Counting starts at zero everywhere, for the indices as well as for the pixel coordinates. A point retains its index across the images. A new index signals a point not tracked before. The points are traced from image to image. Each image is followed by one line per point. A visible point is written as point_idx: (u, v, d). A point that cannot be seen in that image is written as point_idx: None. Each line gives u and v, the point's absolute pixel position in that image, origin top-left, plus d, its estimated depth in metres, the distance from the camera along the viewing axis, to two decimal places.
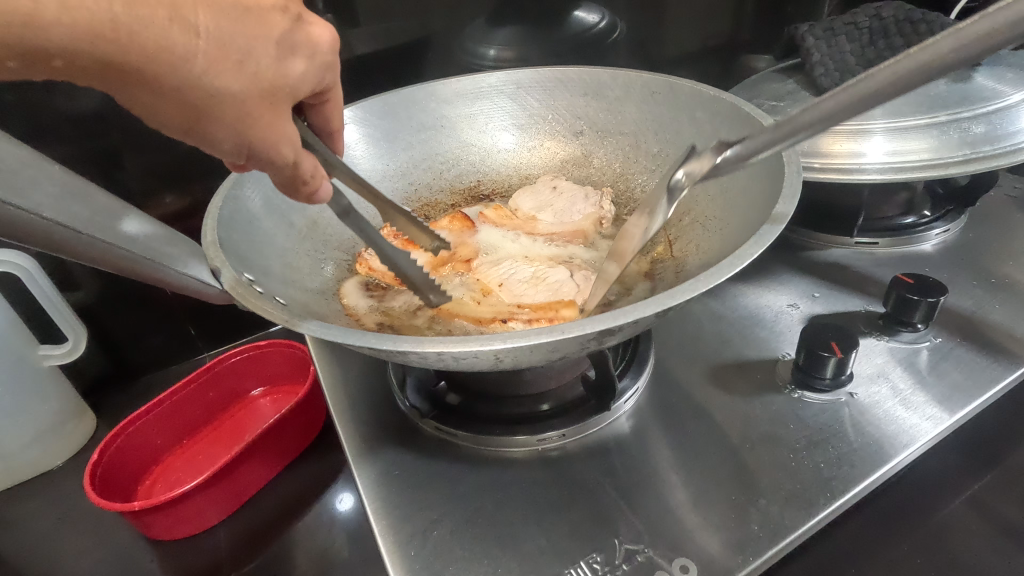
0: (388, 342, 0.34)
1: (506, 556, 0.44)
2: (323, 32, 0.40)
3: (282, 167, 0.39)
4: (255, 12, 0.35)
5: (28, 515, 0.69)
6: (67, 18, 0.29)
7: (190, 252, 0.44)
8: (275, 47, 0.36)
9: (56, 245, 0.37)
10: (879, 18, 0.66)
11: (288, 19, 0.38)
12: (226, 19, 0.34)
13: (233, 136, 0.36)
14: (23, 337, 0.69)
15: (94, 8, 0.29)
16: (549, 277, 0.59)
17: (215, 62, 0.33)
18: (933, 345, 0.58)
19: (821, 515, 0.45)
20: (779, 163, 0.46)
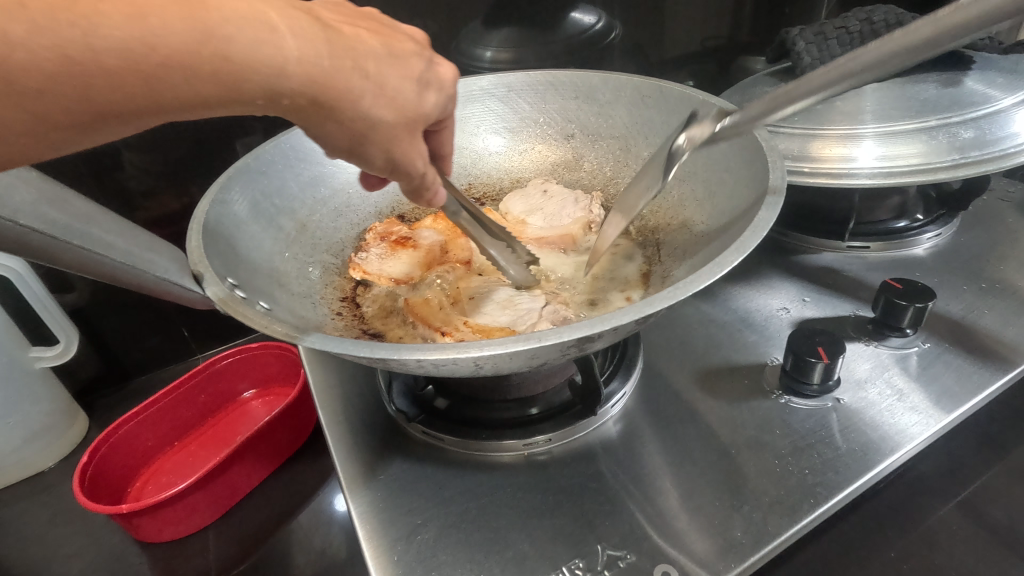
0: (366, 349, 0.34)
1: (489, 561, 0.44)
2: (447, 70, 0.41)
3: (414, 180, 0.42)
4: (401, 56, 0.37)
5: (17, 515, 0.69)
6: (294, 69, 0.31)
7: (171, 255, 0.44)
8: (415, 82, 0.38)
9: (32, 251, 0.37)
10: (870, 22, 0.65)
11: (423, 60, 0.39)
12: (388, 62, 0.36)
13: (382, 153, 0.39)
14: (15, 339, 0.69)
15: (310, 59, 0.32)
16: (520, 301, 0.55)
17: (380, 99, 0.36)
18: (922, 350, 0.58)
19: (806, 522, 0.45)
20: (765, 180, 0.46)
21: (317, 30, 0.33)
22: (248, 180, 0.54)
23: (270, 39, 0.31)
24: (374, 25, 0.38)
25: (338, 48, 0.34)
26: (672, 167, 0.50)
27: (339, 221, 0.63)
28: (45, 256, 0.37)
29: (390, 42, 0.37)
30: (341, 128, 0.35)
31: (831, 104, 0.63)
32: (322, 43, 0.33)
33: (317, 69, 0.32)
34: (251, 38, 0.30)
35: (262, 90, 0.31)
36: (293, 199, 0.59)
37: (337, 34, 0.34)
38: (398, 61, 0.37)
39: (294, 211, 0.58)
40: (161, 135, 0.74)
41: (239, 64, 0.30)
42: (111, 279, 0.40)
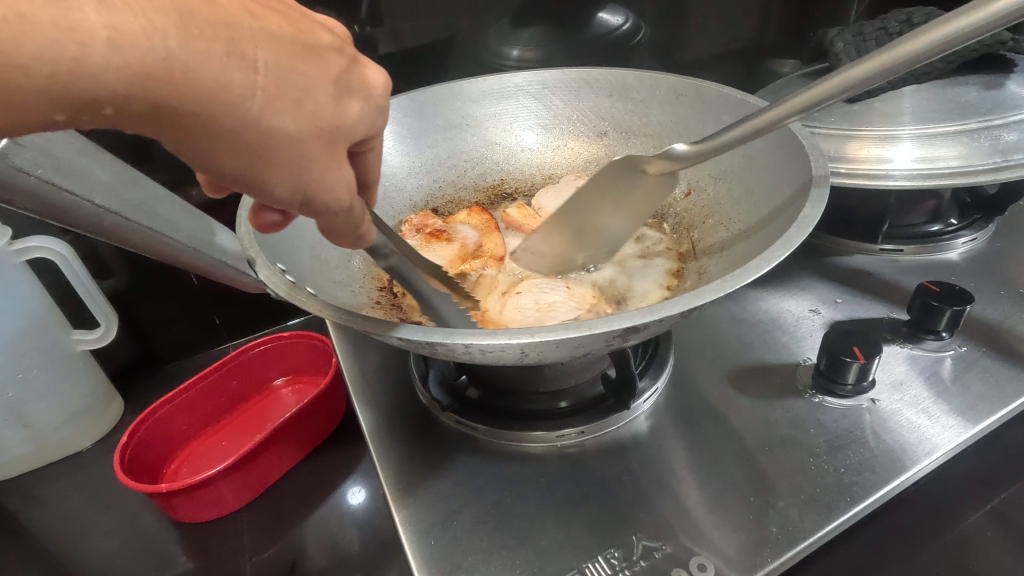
0: (419, 333, 0.35)
1: (525, 549, 0.45)
2: (378, 75, 0.36)
3: (338, 212, 0.35)
4: (313, 55, 0.32)
5: (57, 494, 0.71)
6: (114, 65, 0.25)
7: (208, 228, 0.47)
8: (332, 85, 0.33)
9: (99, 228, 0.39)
10: (910, 23, 0.65)
11: (344, 59, 0.34)
12: (291, 64, 0.31)
13: (292, 184, 0.32)
14: (57, 320, 0.71)
15: (161, 71, 0.26)
16: (553, 311, 0.53)
17: (291, 119, 0.31)
18: (958, 353, 0.57)
19: (841, 520, 0.45)
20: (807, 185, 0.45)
21: (194, 44, 0.27)
22: None
23: (238, 72, 0.29)
24: (281, 15, 0.32)
25: (310, 72, 0.32)
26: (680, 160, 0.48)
27: None
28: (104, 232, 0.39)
29: (303, 46, 0.32)
30: (281, 185, 0.32)
31: (870, 106, 0.63)
32: (284, 69, 0.30)
33: (286, 112, 0.31)
34: (223, 79, 0.28)
35: (68, 103, 0.26)
36: None
37: (205, 22, 0.28)
38: (354, 87, 0.34)
39: None
40: None
41: (217, 108, 0.28)
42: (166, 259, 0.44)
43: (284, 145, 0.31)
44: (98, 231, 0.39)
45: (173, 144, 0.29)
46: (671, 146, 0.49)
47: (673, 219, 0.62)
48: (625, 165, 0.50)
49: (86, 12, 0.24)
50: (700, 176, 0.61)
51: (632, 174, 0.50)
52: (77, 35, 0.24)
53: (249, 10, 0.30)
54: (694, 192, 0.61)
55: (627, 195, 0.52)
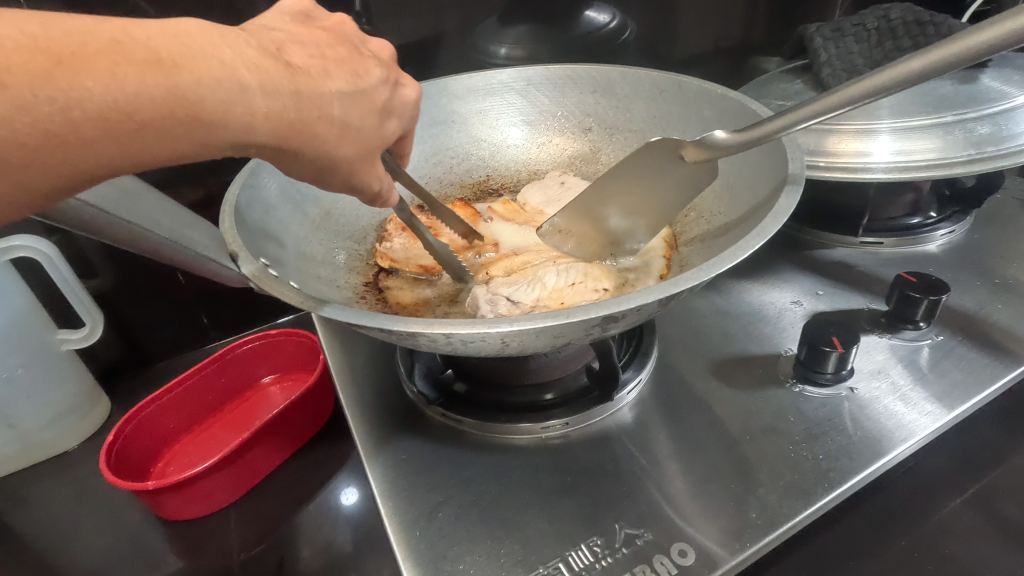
0: (399, 323, 0.36)
1: (510, 539, 0.45)
2: (410, 91, 0.43)
3: (371, 195, 0.42)
4: (369, 92, 0.38)
5: (43, 494, 0.71)
6: (266, 121, 0.32)
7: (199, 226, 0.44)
8: (379, 113, 0.39)
9: (87, 226, 0.37)
10: (887, 19, 0.66)
11: (387, 87, 0.40)
12: (355, 101, 0.37)
13: (344, 185, 0.40)
14: (42, 321, 0.71)
15: (288, 114, 0.33)
16: (540, 276, 0.55)
17: (352, 148, 0.37)
18: (935, 342, 0.58)
19: (819, 505, 0.46)
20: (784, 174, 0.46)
21: (289, 88, 0.33)
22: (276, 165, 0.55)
23: (323, 121, 0.35)
24: (341, 51, 0.38)
25: (366, 110, 0.38)
26: (712, 151, 0.47)
27: (361, 210, 0.64)
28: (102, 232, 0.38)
29: (359, 81, 0.37)
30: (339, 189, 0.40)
31: None
32: (353, 113, 0.37)
33: (353, 145, 0.37)
34: (315, 129, 0.35)
35: (229, 143, 0.32)
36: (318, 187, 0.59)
37: (306, 79, 0.34)
38: (394, 110, 0.41)
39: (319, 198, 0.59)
40: None
41: (312, 147, 0.35)
42: (176, 259, 0.42)
43: (345, 169, 0.38)
44: (79, 225, 0.36)
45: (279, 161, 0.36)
46: (710, 133, 0.47)
47: None
48: (667, 148, 0.49)
49: (253, 97, 0.31)
50: None
51: (671, 159, 0.49)
52: (247, 108, 0.31)
53: (324, 63, 0.36)
54: None
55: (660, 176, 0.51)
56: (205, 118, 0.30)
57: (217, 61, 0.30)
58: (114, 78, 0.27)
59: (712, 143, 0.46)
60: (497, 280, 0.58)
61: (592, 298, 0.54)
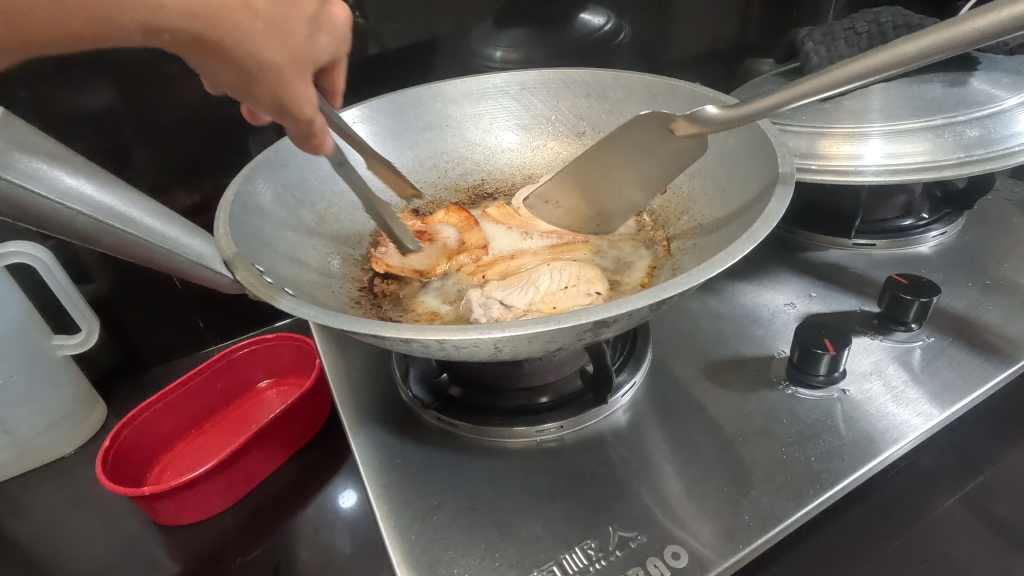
0: (393, 330, 0.36)
1: (504, 542, 0.46)
2: (342, 14, 0.43)
3: (304, 127, 0.41)
4: None
5: (39, 500, 0.71)
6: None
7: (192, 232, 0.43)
8: (307, 24, 0.40)
9: (79, 233, 0.37)
10: (878, 23, 0.66)
11: (316, 2, 0.41)
12: (277, 2, 0.38)
13: (272, 102, 0.40)
14: (37, 327, 0.71)
15: None
16: (533, 278, 0.56)
17: (272, 46, 0.38)
18: (926, 343, 0.59)
19: (811, 506, 0.46)
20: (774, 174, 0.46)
21: None
22: (271, 171, 0.55)
23: (240, 10, 0.36)
24: None
25: (289, 13, 0.39)
26: (700, 125, 0.49)
27: (356, 214, 0.64)
28: (94, 239, 0.37)
29: None
30: (265, 102, 0.39)
31: (840, 104, 0.64)
32: (274, 15, 0.38)
33: (277, 47, 0.38)
34: (229, 17, 0.36)
35: (138, 24, 0.34)
36: (313, 192, 0.60)
37: None
38: (322, 24, 0.42)
39: (313, 203, 0.59)
40: (178, 131, 0.75)
41: (231, 39, 0.36)
42: (169, 266, 0.41)
43: (270, 75, 0.38)
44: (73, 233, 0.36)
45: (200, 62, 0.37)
46: (702, 108, 0.49)
47: (651, 216, 0.63)
48: (657, 122, 0.52)
49: None
50: None
51: (661, 131, 0.52)
52: None
53: None
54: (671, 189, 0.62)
55: (645, 148, 0.54)
56: (111, 3, 0.32)
57: None
58: None
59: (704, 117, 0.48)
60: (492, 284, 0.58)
61: (585, 301, 0.54)
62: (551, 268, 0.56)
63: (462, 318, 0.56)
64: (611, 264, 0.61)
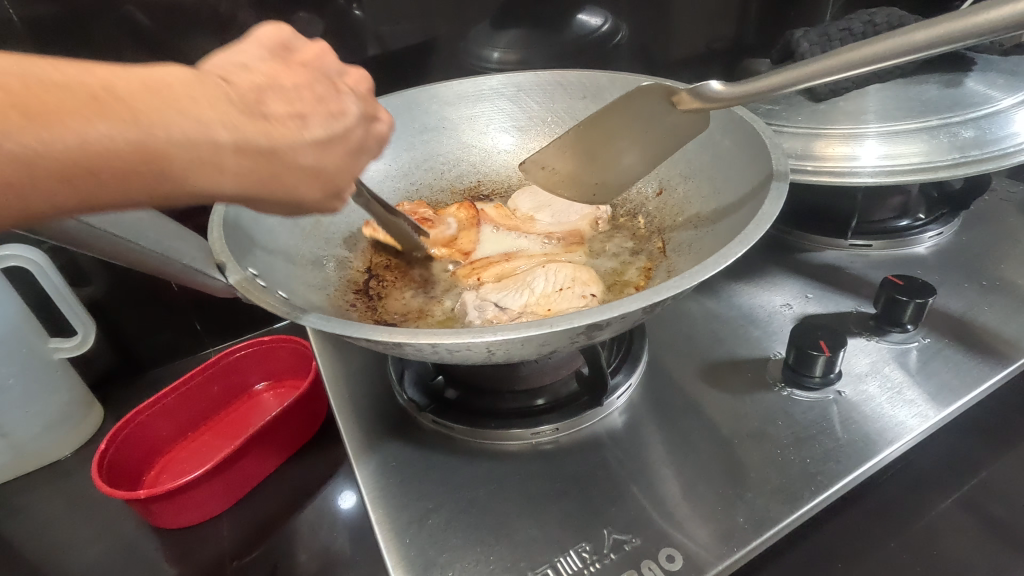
0: (386, 333, 0.36)
1: (499, 544, 0.46)
2: (380, 126, 0.42)
3: None
4: (343, 134, 0.37)
5: (34, 503, 0.71)
6: (236, 176, 0.31)
7: (190, 241, 0.43)
8: (352, 154, 0.38)
9: (72, 239, 0.36)
10: (873, 24, 0.66)
11: (362, 126, 0.39)
12: (330, 147, 0.36)
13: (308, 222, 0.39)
14: (34, 329, 0.71)
15: (258, 169, 0.32)
16: (529, 280, 0.56)
17: (319, 191, 0.37)
18: (922, 345, 0.59)
19: (807, 508, 0.46)
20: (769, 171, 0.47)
21: (262, 136, 0.32)
22: None
23: (293, 173, 0.34)
24: (318, 91, 0.36)
25: (339, 155, 0.37)
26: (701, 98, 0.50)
27: (352, 216, 0.64)
28: (87, 245, 0.37)
29: (335, 124, 0.36)
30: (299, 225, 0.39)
31: (836, 105, 0.64)
32: (327, 159, 0.36)
33: (326, 192, 0.37)
34: (285, 183, 0.34)
35: (195, 196, 0.31)
36: None
37: (281, 131, 0.33)
38: (365, 146, 0.40)
39: None
40: None
41: (284, 198, 0.35)
42: (161, 271, 0.41)
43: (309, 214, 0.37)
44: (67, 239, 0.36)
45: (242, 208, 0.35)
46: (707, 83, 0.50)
47: (647, 218, 0.63)
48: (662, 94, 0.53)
49: (227, 156, 0.30)
50: (670, 176, 0.62)
51: (664, 102, 0.54)
52: (218, 160, 0.30)
53: (302, 110, 0.35)
54: (666, 190, 0.62)
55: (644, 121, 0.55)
56: (174, 175, 0.29)
57: (194, 120, 0.29)
58: (82, 132, 0.26)
59: (707, 94, 0.49)
60: (489, 285, 0.58)
61: (580, 304, 0.53)
62: (546, 270, 0.56)
63: (457, 320, 0.56)
64: (609, 267, 0.60)
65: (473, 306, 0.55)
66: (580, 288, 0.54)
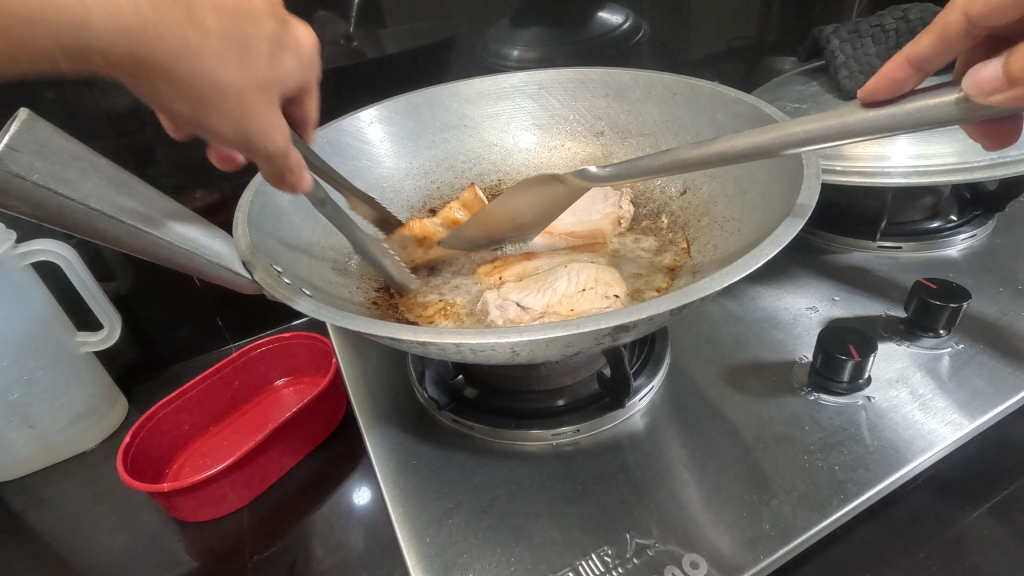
0: (410, 332, 0.36)
1: (519, 546, 0.45)
2: (306, 35, 0.43)
3: (276, 161, 0.39)
4: (249, 16, 0.37)
5: (62, 493, 0.72)
6: (108, 17, 0.31)
7: (211, 232, 0.40)
8: (267, 45, 0.39)
9: (101, 234, 0.34)
10: (907, 20, 0.64)
11: (277, 23, 0.40)
12: (233, 22, 0.36)
13: (237, 128, 0.37)
14: (62, 323, 0.72)
15: (127, 8, 0.31)
16: (551, 280, 0.55)
17: (221, 55, 0.35)
18: (955, 350, 0.57)
19: (834, 517, 0.45)
20: (796, 164, 0.46)
21: None
22: None
23: (190, 31, 0.33)
24: None
25: (249, 35, 0.37)
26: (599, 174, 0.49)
27: None
28: (115, 240, 0.35)
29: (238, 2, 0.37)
30: (226, 125, 0.36)
31: None
32: (229, 33, 0.36)
33: (238, 69, 0.36)
34: (178, 37, 0.33)
35: (61, 44, 0.30)
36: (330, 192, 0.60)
37: None
38: (286, 44, 0.41)
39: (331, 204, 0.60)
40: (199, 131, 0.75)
41: (174, 56, 0.33)
42: (190, 268, 0.39)
43: (227, 95, 0.35)
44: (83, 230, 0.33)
45: (142, 88, 0.34)
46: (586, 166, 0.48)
47: (669, 218, 0.62)
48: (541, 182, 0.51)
49: None
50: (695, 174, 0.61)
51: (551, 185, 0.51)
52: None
53: None
54: (690, 189, 0.61)
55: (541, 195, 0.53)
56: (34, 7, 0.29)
57: None
58: None
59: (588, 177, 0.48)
60: (511, 283, 0.58)
61: (603, 305, 0.52)
62: (568, 269, 0.55)
63: (478, 319, 0.56)
64: (631, 267, 0.60)
65: (494, 305, 0.55)
66: (602, 288, 0.53)
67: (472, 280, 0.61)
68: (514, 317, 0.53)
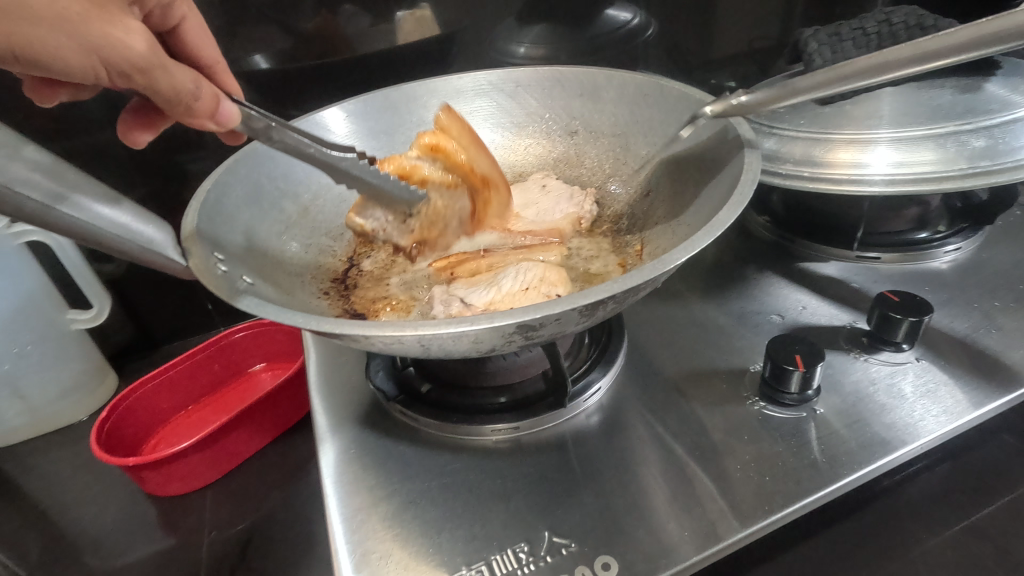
0: (314, 322, 0.37)
1: (440, 537, 0.46)
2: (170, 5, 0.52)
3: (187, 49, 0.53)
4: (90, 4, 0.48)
5: (46, 460, 0.76)
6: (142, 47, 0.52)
7: (146, 219, 0.41)
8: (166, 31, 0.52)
9: (28, 217, 0.35)
10: (889, 24, 0.62)
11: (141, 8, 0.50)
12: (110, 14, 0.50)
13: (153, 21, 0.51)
14: (53, 301, 0.76)
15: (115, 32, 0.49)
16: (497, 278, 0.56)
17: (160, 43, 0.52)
18: (916, 366, 0.55)
19: (756, 528, 0.45)
20: (740, 167, 0.46)
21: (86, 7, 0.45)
22: (253, 164, 0.57)
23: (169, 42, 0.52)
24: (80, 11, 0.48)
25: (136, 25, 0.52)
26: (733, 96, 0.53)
27: (342, 206, 0.66)
28: (40, 222, 0.36)
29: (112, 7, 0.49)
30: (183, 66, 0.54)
31: (842, 108, 0.61)
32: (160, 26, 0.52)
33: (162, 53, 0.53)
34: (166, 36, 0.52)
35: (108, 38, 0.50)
36: (298, 184, 0.62)
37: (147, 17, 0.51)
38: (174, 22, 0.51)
39: (298, 194, 0.61)
40: None
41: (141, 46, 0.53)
42: (122, 252, 0.40)
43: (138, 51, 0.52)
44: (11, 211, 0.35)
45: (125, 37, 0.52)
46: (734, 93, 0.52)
47: (631, 219, 0.62)
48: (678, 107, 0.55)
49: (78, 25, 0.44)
50: (659, 177, 0.60)
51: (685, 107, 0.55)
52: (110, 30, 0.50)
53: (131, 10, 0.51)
54: (651, 193, 0.61)
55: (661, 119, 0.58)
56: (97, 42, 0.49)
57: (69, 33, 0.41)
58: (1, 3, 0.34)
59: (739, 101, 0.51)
60: (461, 280, 0.59)
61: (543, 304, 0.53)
62: (515, 268, 0.56)
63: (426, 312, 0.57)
64: (585, 268, 0.60)
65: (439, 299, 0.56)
66: (545, 287, 0.53)
67: (427, 276, 0.62)
68: (455, 311, 0.54)
